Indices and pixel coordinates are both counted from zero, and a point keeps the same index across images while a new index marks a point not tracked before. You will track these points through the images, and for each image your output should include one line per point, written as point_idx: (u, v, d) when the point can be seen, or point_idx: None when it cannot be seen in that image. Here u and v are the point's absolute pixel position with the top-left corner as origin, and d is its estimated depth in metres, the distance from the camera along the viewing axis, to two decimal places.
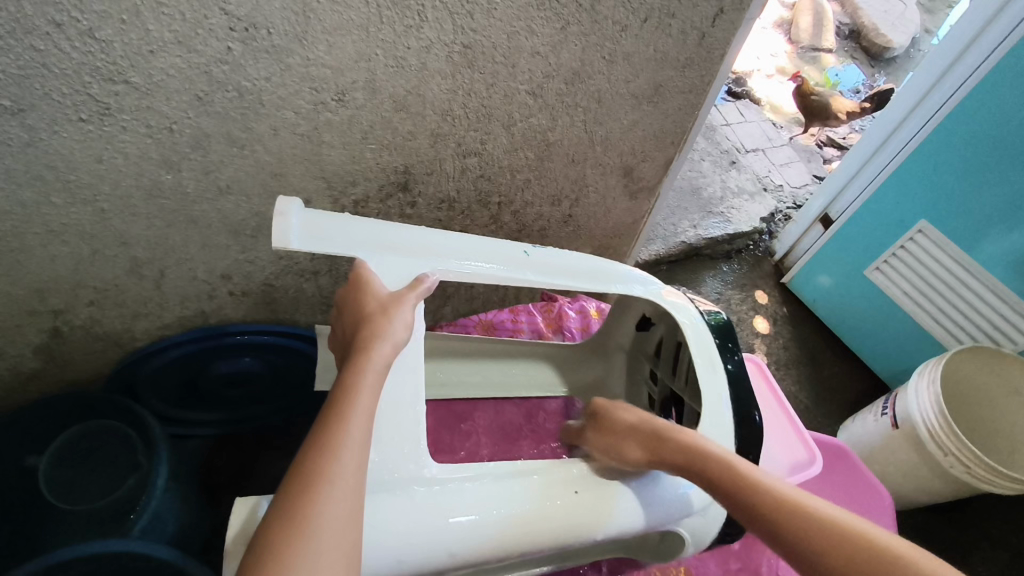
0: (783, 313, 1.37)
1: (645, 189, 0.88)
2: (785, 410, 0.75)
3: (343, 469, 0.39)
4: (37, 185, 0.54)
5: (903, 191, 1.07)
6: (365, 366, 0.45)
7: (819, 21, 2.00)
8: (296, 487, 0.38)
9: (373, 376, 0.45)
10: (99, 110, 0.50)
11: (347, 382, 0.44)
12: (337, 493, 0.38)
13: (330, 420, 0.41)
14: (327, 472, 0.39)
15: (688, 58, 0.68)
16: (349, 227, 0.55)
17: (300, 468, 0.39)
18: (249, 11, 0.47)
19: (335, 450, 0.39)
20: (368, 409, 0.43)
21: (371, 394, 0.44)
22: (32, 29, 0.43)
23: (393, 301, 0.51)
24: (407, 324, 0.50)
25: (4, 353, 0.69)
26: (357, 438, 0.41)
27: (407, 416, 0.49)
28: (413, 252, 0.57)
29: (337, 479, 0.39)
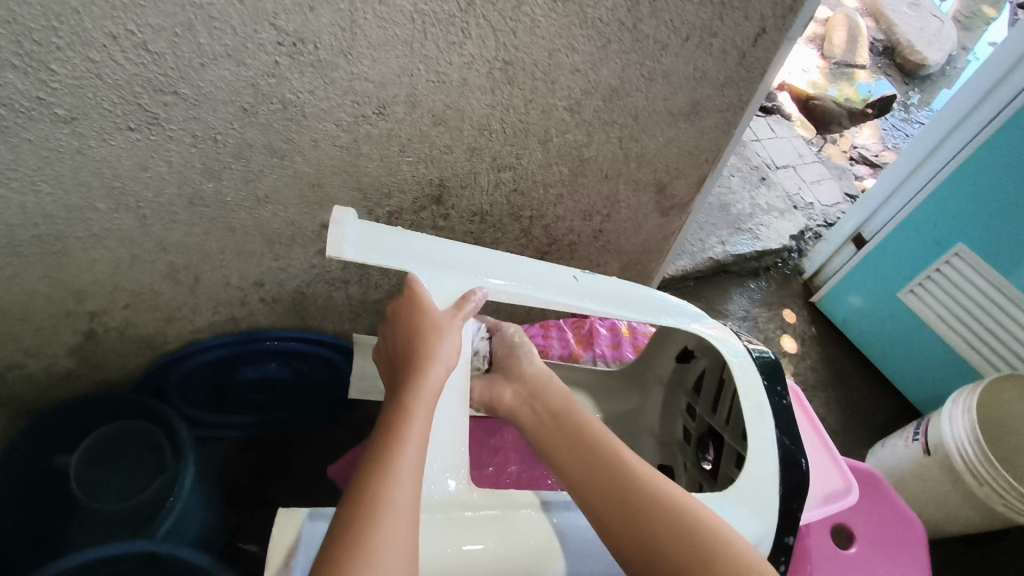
0: (812, 333, 1.34)
1: (677, 206, 0.87)
2: (821, 436, 0.74)
3: (403, 493, 0.39)
4: (84, 190, 0.55)
5: (941, 215, 1.04)
6: (419, 391, 0.46)
7: (853, 37, 1.98)
8: (362, 510, 0.38)
9: (428, 401, 0.46)
10: (147, 120, 0.51)
11: (403, 406, 0.45)
12: (400, 514, 0.38)
13: (389, 443, 0.42)
14: (390, 497, 0.39)
15: (727, 77, 0.68)
16: (399, 240, 0.55)
17: (361, 491, 0.39)
18: (298, 26, 0.48)
19: (394, 473, 0.40)
20: (422, 429, 0.44)
21: (426, 420, 0.44)
22: (90, 41, 0.44)
23: (442, 324, 0.51)
24: (455, 349, 0.50)
25: (42, 352, 0.70)
26: (413, 459, 0.41)
27: (452, 438, 0.48)
28: (459, 269, 0.57)
29: (399, 503, 0.39)
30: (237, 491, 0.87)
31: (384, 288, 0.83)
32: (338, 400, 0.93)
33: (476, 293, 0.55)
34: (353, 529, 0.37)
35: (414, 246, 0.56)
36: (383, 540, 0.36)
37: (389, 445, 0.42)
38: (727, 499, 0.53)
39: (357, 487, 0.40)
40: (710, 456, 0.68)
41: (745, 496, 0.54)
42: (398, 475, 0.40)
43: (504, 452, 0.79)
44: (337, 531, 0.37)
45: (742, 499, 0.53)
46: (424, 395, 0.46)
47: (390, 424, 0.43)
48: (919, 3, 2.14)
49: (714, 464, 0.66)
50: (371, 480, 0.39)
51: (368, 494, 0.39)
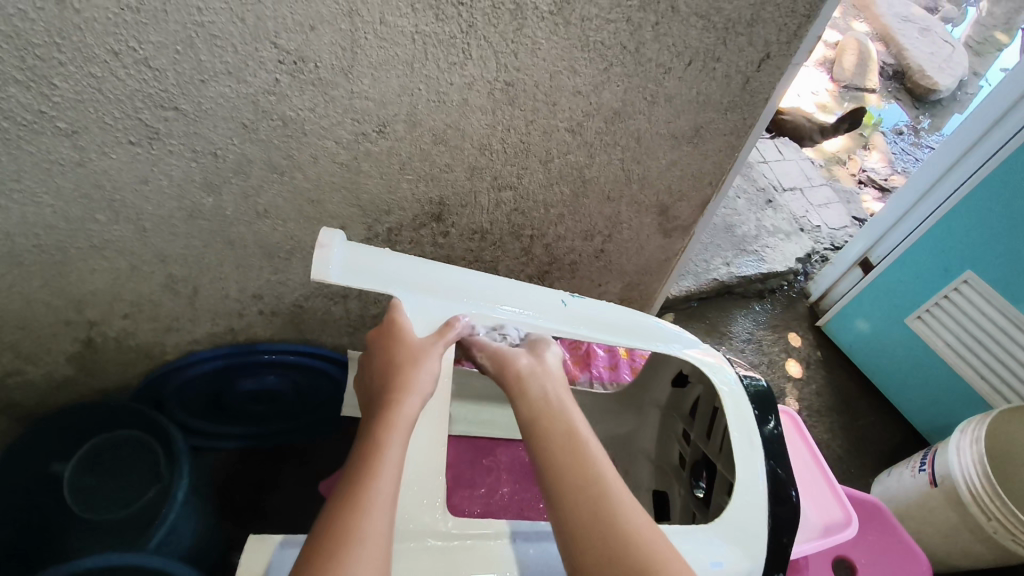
0: (817, 357, 1.33)
1: (679, 228, 0.86)
2: (822, 468, 0.73)
3: (373, 527, 0.38)
4: (85, 202, 0.55)
5: (949, 241, 1.03)
6: (393, 422, 0.45)
7: (864, 60, 1.98)
8: (332, 545, 0.37)
9: (402, 433, 0.45)
10: (149, 134, 0.52)
11: (375, 438, 0.44)
12: (368, 551, 0.37)
13: (360, 475, 0.41)
14: (359, 531, 0.38)
15: (731, 101, 0.67)
16: (387, 264, 0.55)
17: (331, 526, 0.38)
18: (299, 45, 0.49)
19: (367, 503, 0.39)
20: (394, 460, 0.43)
21: (401, 452, 0.44)
22: (91, 57, 0.45)
23: (422, 350, 0.51)
24: (434, 374, 0.50)
25: (40, 360, 0.71)
26: (385, 492, 0.41)
27: (428, 467, 0.47)
28: (447, 293, 0.57)
29: (368, 538, 0.38)
30: (233, 502, 0.86)
31: (383, 304, 0.83)
32: (336, 414, 0.92)
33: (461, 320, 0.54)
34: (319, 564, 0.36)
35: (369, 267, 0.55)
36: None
37: (360, 480, 0.41)
38: (716, 533, 0.52)
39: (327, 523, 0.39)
40: (703, 484, 0.66)
41: (734, 530, 0.52)
42: (370, 510, 0.39)
43: (496, 472, 0.78)
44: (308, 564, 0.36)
45: (731, 531, 0.52)
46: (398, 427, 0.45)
47: (363, 456, 0.43)
48: (931, 28, 2.14)
49: (706, 493, 0.65)
50: (343, 512, 0.39)
51: (339, 530, 0.38)
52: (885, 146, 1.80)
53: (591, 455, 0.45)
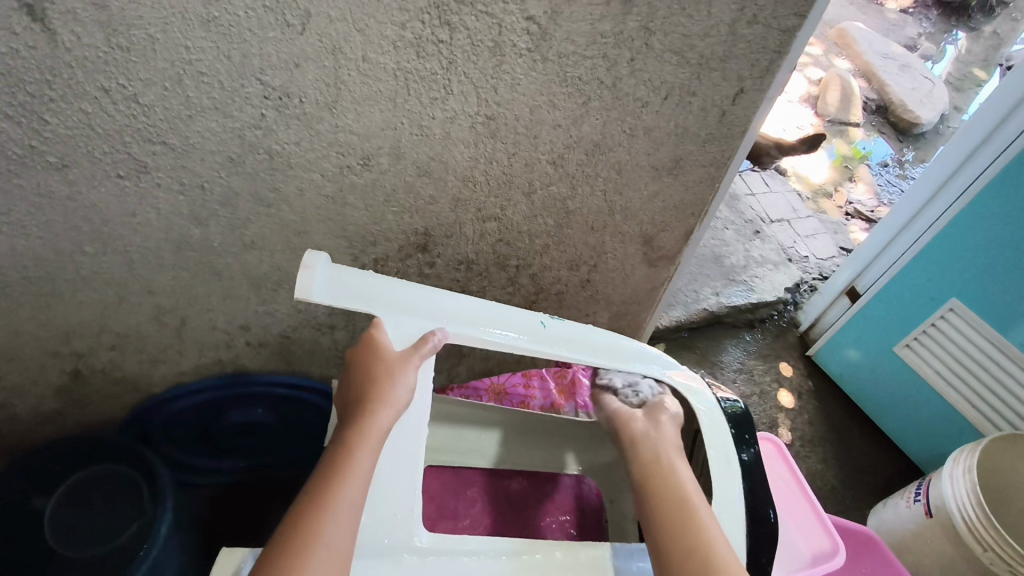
0: (809, 387, 1.33)
1: (664, 258, 0.88)
2: (807, 495, 0.72)
3: (335, 534, 0.40)
4: (73, 235, 0.56)
5: (931, 270, 1.05)
6: (366, 431, 0.46)
7: (846, 96, 2.04)
8: (291, 547, 0.39)
9: (374, 443, 0.46)
10: (137, 168, 0.53)
11: (347, 444, 0.45)
12: (327, 557, 0.39)
13: (323, 483, 0.43)
14: (321, 536, 0.40)
15: (709, 134, 0.69)
16: (369, 284, 0.55)
17: (295, 528, 0.40)
18: (284, 82, 0.50)
19: (330, 509, 0.41)
20: (365, 469, 0.44)
21: (371, 461, 0.45)
22: (81, 94, 0.46)
23: (399, 364, 0.51)
24: (410, 388, 0.50)
25: (26, 393, 0.71)
26: (351, 499, 0.42)
27: (403, 480, 0.47)
28: (429, 313, 0.57)
29: (331, 544, 0.40)
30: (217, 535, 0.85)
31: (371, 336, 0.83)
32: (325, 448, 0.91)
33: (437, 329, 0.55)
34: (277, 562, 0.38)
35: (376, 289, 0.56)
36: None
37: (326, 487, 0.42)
38: None
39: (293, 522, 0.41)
40: None
41: None
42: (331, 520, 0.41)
43: (481, 503, 0.77)
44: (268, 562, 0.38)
45: None
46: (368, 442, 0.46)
47: (333, 462, 0.44)
48: (911, 64, 2.20)
49: None
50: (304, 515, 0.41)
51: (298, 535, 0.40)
52: (871, 179, 1.83)
53: (694, 499, 0.52)
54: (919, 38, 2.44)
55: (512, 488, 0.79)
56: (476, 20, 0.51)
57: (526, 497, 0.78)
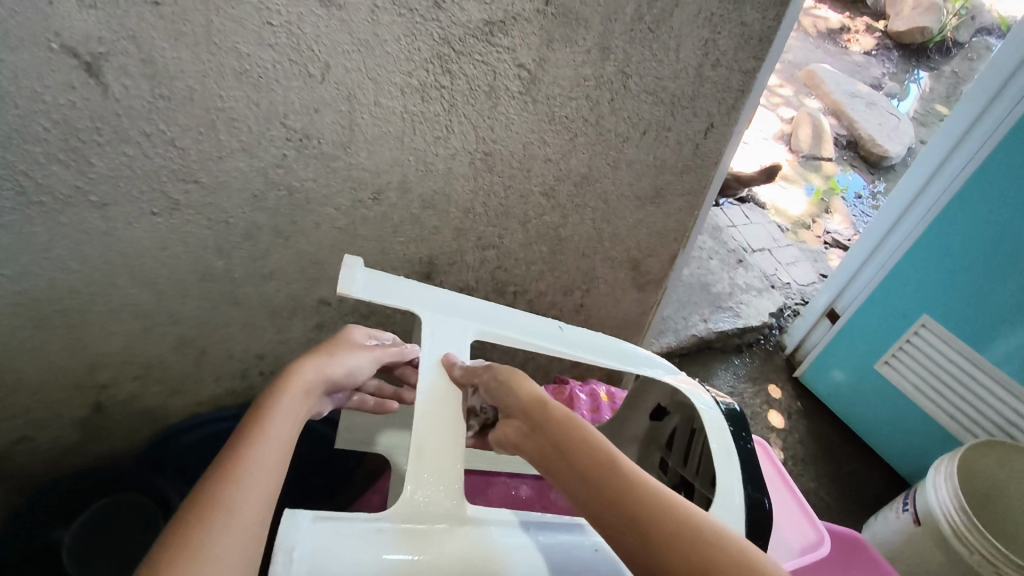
0: (798, 407, 1.37)
1: (652, 282, 0.93)
2: (790, 490, 0.78)
3: (243, 497, 0.36)
4: (107, 268, 0.61)
5: (902, 289, 1.11)
6: (279, 402, 0.45)
7: (818, 133, 2.15)
8: (195, 509, 0.35)
9: (285, 412, 0.44)
10: (170, 205, 0.58)
11: (257, 418, 0.43)
12: (235, 518, 0.35)
13: (229, 462, 0.38)
14: (227, 502, 0.36)
15: (686, 165, 0.76)
16: (402, 286, 0.60)
17: (197, 497, 0.36)
18: (304, 125, 0.57)
19: (238, 484, 0.37)
20: (279, 437, 0.42)
21: (282, 433, 0.43)
22: (126, 138, 0.52)
23: (337, 354, 0.53)
24: (344, 371, 0.53)
25: (49, 426, 0.74)
26: (261, 465, 0.39)
27: (444, 446, 0.49)
28: (458, 313, 0.62)
29: (237, 510, 0.35)
30: None
31: None
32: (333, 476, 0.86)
33: (404, 349, 0.59)
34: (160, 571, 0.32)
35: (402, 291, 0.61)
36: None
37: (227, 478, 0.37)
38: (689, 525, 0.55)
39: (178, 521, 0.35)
40: None
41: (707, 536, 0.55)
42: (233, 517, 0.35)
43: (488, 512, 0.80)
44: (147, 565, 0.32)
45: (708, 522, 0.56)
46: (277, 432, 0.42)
47: (243, 441, 0.40)
48: (877, 103, 2.32)
49: None
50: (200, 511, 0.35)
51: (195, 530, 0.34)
52: (846, 210, 1.93)
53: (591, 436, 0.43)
54: (883, 78, 2.58)
55: (519, 496, 0.81)
56: (473, 67, 0.58)
57: (532, 504, 0.81)
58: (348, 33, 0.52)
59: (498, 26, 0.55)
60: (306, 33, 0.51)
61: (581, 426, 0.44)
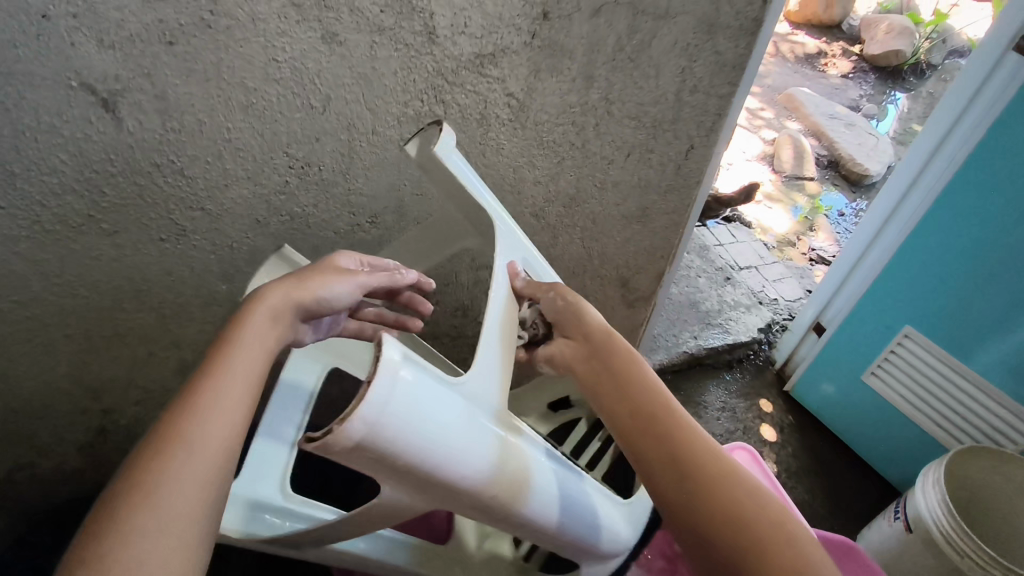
0: (790, 421, 1.40)
1: (641, 299, 0.96)
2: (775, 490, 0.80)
3: (201, 431, 0.38)
4: (115, 293, 0.64)
5: (882, 302, 1.13)
6: (249, 318, 0.44)
7: (799, 153, 2.22)
8: (156, 444, 0.37)
9: (256, 329, 0.44)
10: (176, 232, 0.61)
11: (228, 336, 0.43)
12: (190, 456, 0.37)
13: (194, 392, 0.40)
14: (186, 436, 0.37)
15: (669, 185, 0.79)
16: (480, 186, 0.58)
17: (160, 430, 0.38)
18: (306, 153, 0.60)
19: (196, 415, 0.38)
20: (247, 359, 0.42)
21: (252, 353, 0.43)
22: (138, 169, 0.55)
23: (311, 274, 0.49)
24: (329, 289, 0.49)
25: (53, 451, 0.75)
26: (226, 395, 0.40)
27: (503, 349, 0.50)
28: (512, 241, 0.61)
29: (194, 444, 0.37)
30: None
31: None
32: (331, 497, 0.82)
33: (396, 273, 0.53)
34: (80, 546, 0.34)
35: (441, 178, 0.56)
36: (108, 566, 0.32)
37: (160, 444, 0.37)
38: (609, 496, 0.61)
39: (110, 490, 0.36)
40: None
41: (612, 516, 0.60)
42: (163, 488, 0.35)
43: None
44: (76, 540, 0.34)
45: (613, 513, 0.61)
46: (234, 380, 0.41)
47: (208, 367, 0.41)
48: (856, 123, 2.38)
49: None
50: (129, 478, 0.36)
51: (127, 499, 0.35)
52: (830, 227, 1.96)
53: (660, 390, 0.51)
54: (861, 100, 2.65)
55: None
56: (465, 97, 0.61)
57: None
58: (348, 67, 0.55)
59: (487, 59, 0.59)
60: (309, 69, 0.54)
61: (645, 372, 0.52)
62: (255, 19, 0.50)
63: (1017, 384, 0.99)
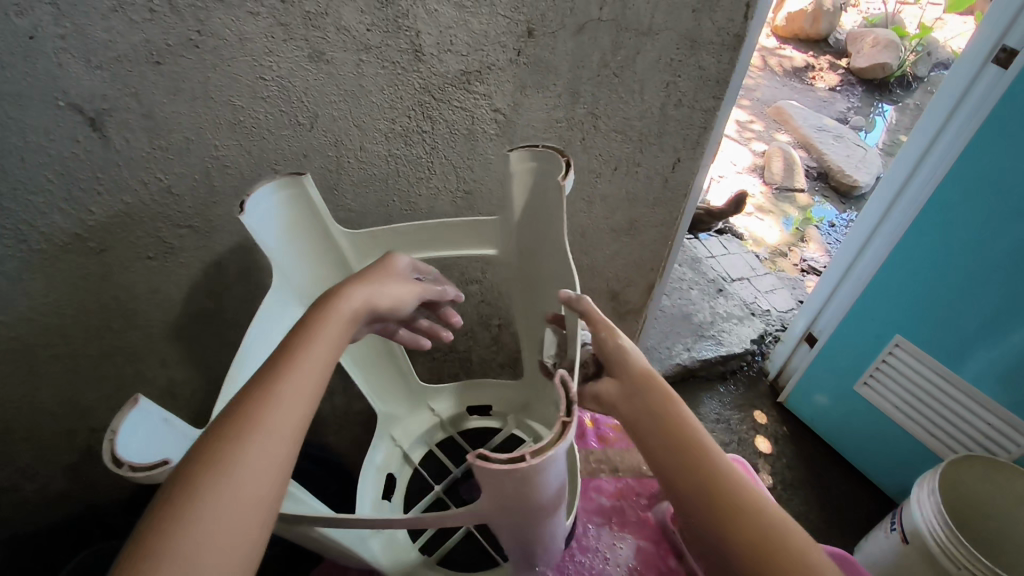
0: (784, 432, 1.40)
1: (632, 311, 0.97)
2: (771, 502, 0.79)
3: (278, 417, 0.38)
4: (102, 312, 0.63)
5: (872, 311, 1.14)
6: (330, 314, 0.45)
7: (789, 165, 2.24)
8: (233, 425, 0.37)
9: (336, 325, 0.45)
10: (164, 250, 0.61)
11: (305, 329, 0.44)
12: (264, 439, 0.37)
13: (270, 378, 0.40)
14: (265, 419, 0.37)
15: (656, 198, 0.80)
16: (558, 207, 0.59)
17: (236, 410, 0.38)
18: (293, 170, 0.61)
19: (274, 400, 0.38)
20: (323, 354, 0.43)
21: (326, 349, 0.43)
22: (125, 187, 0.55)
23: (385, 275, 0.52)
24: (396, 296, 0.51)
25: (38, 473, 0.74)
26: (300, 384, 0.40)
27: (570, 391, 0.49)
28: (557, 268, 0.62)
29: (271, 428, 0.37)
30: None
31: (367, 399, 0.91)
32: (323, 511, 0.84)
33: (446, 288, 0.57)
34: (153, 517, 0.33)
35: (539, 210, 0.59)
36: (199, 530, 0.32)
37: (233, 428, 0.37)
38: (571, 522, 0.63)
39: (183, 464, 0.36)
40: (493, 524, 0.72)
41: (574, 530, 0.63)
42: (236, 467, 0.35)
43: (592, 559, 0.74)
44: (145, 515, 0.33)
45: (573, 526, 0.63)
46: (306, 372, 0.41)
47: (284, 356, 0.42)
48: (844, 134, 2.40)
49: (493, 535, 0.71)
50: (210, 448, 0.36)
51: (201, 475, 0.35)
52: (820, 237, 1.97)
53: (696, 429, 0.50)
54: (849, 112, 2.68)
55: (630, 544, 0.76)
56: (452, 113, 0.62)
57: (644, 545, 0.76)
58: (335, 85, 0.56)
59: (474, 76, 0.60)
60: (296, 87, 0.55)
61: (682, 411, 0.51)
62: (242, 38, 0.50)
63: (1009, 394, 0.98)
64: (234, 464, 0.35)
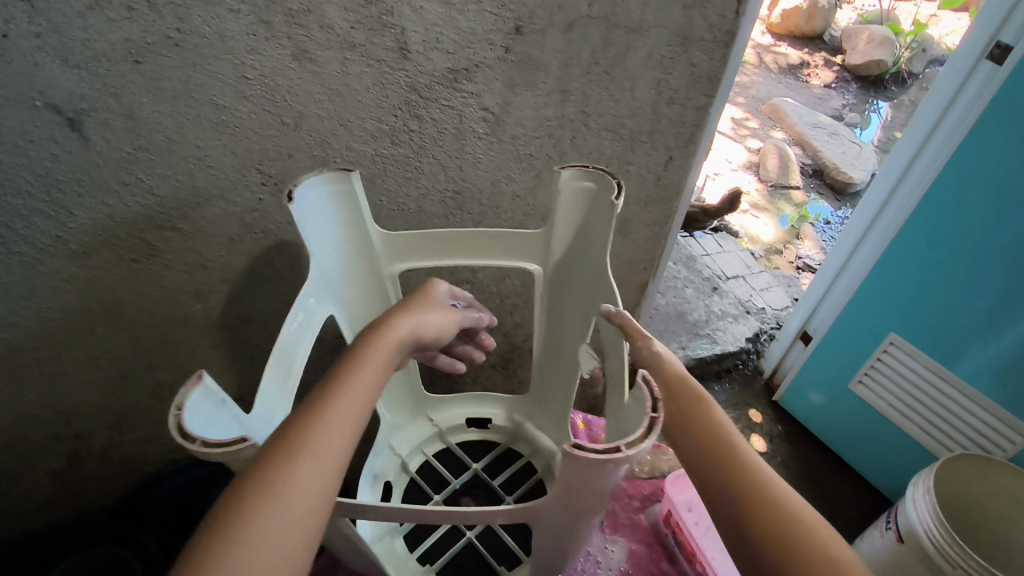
0: (779, 431, 1.40)
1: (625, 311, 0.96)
2: None
3: (327, 439, 0.37)
4: (85, 316, 0.62)
5: (867, 309, 1.13)
6: (378, 342, 0.46)
7: (785, 162, 2.24)
8: (281, 445, 0.36)
9: (385, 351, 0.46)
10: (147, 252, 0.60)
11: (357, 354, 0.45)
12: (311, 461, 0.36)
13: (320, 400, 0.40)
14: (314, 440, 0.37)
15: (648, 197, 0.79)
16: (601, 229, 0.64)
17: (286, 430, 0.37)
18: (279, 171, 0.60)
19: (323, 421, 0.38)
20: (373, 378, 0.43)
21: (375, 374, 0.43)
22: (106, 189, 0.54)
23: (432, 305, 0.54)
24: (439, 324, 0.53)
25: (21, 478, 0.73)
26: (349, 408, 0.40)
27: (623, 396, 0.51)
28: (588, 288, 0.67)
29: (320, 449, 0.37)
30: None
31: None
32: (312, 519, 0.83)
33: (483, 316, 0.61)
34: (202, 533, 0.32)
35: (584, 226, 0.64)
36: (247, 552, 0.31)
37: (282, 449, 0.36)
38: None
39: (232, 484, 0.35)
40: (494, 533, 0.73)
41: None
42: (285, 487, 0.34)
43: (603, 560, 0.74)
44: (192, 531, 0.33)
45: None
46: (354, 396, 0.41)
47: (334, 379, 0.42)
48: (839, 131, 2.39)
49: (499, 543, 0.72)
50: (260, 468, 0.35)
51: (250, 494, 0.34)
52: (816, 235, 1.97)
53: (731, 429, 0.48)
54: (844, 109, 2.67)
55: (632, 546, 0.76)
56: (440, 112, 0.61)
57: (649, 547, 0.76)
58: (320, 84, 0.55)
59: (462, 74, 0.59)
60: (279, 86, 0.54)
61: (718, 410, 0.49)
62: (223, 36, 0.49)
63: (1004, 391, 0.97)
64: (282, 485, 0.34)
